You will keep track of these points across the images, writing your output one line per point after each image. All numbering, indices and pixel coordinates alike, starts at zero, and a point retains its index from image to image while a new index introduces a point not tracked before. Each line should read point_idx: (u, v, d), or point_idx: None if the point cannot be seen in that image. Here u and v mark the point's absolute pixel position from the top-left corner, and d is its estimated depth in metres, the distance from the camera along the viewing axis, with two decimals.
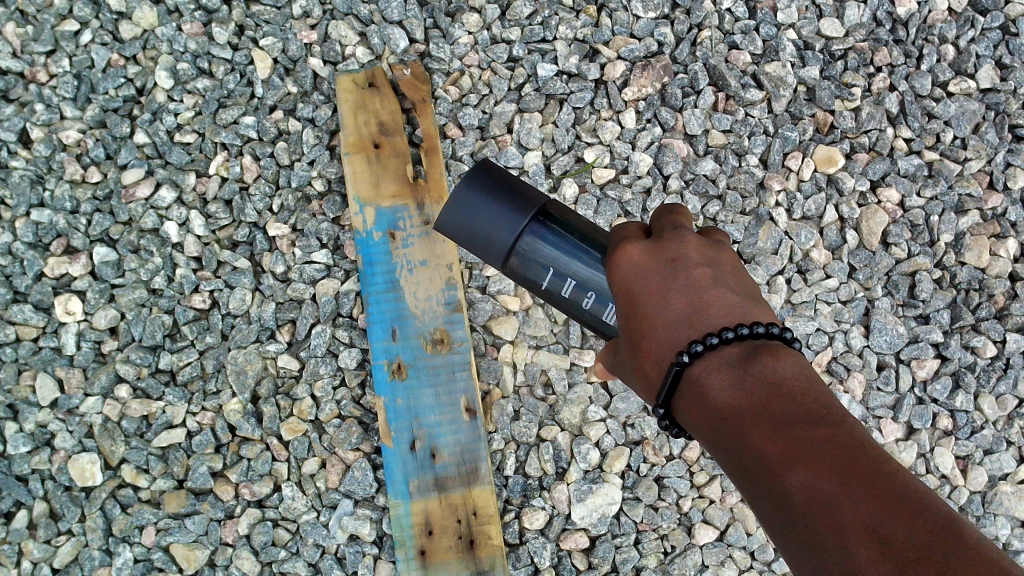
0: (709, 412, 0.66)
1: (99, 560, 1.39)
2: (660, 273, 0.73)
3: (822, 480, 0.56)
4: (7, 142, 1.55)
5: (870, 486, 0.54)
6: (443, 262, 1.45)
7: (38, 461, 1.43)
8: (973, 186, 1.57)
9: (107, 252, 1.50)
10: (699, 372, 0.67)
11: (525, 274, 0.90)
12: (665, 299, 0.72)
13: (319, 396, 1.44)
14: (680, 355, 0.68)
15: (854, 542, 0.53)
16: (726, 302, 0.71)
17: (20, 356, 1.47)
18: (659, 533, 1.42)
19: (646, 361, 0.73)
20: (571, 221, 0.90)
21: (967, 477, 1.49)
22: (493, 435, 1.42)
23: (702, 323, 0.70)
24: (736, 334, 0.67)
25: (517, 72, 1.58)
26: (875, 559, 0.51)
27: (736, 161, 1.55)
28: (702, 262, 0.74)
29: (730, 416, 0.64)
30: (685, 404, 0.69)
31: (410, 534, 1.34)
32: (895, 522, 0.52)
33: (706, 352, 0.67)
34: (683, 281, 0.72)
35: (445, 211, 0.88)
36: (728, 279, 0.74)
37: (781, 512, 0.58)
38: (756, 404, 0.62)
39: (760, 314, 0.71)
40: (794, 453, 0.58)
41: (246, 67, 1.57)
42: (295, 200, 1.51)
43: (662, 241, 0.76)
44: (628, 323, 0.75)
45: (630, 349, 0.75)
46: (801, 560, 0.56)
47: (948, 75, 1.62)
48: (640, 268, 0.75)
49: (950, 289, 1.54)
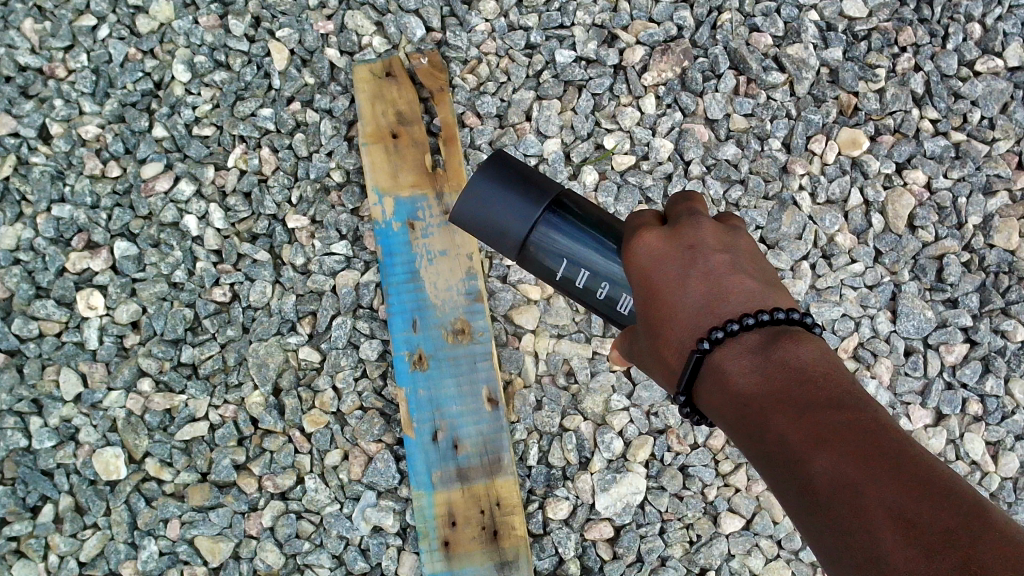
0: (731, 399, 0.64)
1: (124, 553, 1.40)
2: (678, 260, 0.72)
3: (847, 465, 0.54)
4: (28, 138, 1.56)
5: (895, 470, 0.52)
6: (463, 252, 1.45)
7: (63, 455, 1.44)
8: (1002, 167, 1.54)
9: (128, 246, 1.50)
10: (721, 359, 0.66)
11: (540, 266, 0.89)
12: (685, 287, 0.70)
13: (340, 388, 1.43)
14: (700, 342, 0.66)
15: (881, 527, 0.51)
16: (745, 288, 0.69)
17: (44, 351, 1.48)
18: (684, 522, 1.41)
19: (667, 349, 0.71)
20: (586, 210, 0.89)
21: (999, 463, 1.46)
22: (515, 425, 1.41)
23: (722, 310, 0.68)
24: (756, 320, 0.65)
25: (535, 59, 1.57)
26: (902, 543, 0.50)
27: (759, 146, 1.53)
28: (719, 249, 0.72)
29: (752, 403, 0.62)
30: (707, 391, 0.67)
31: (433, 526, 1.34)
32: (921, 504, 0.50)
33: (727, 338, 0.66)
34: (702, 268, 0.71)
35: (459, 202, 0.87)
36: (747, 265, 0.72)
37: (806, 498, 0.56)
38: (780, 392, 0.61)
39: (780, 300, 0.69)
40: (818, 438, 0.56)
41: (263, 59, 1.57)
42: (314, 191, 1.50)
43: (679, 227, 0.74)
44: (646, 310, 0.73)
45: (650, 337, 0.73)
46: (826, 545, 0.55)
47: (975, 54, 1.59)
48: (657, 255, 0.73)
49: (979, 272, 1.51)
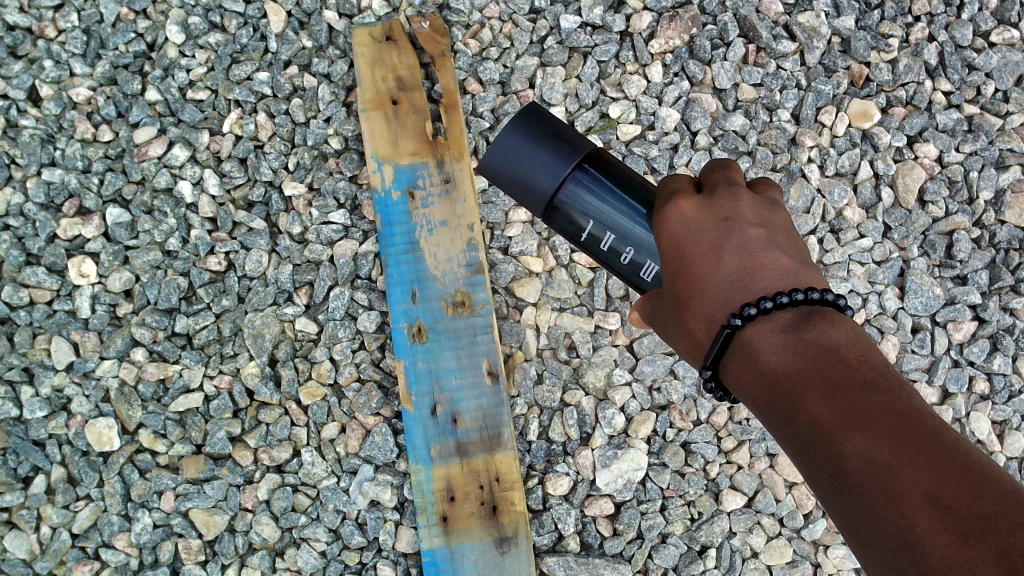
0: (760, 377, 0.61)
1: (118, 525, 1.38)
2: (713, 231, 0.68)
3: (881, 448, 0.50)
4: (17, 100, 1.52)
5: (931, 453, 0.49)
6: (464, 223, 1.41)
7: (54, 425, 1.41)
8: (1015, 141, 1.50)
9: (121, 213, 1.47)
10: (751, 336, 0.62)
11: (565, 225, 0.85)
12: (718, 258, 0.67)
13: (338, 359, 1.40)
14: (732, 318, 0.63)
15: (915, 513, 0.47)
16: (780, 264, 0.66)
17: (35, 319, 1.45)
18: (685, 499, 1.39)
19: (696, 323, 0.68)
20: (618, 171, 0.85)
21: (1004, 443, 1.45)
22: (515, 399, 1.39)
23: (755, 286, 0.65)
24: (791, 298, 0.61)
25: (539, 24, 1.51)
26: (937, 529, 0.46)
27: (767, 116, 1.49)
28: (756, 222, 0.69)
29: (783, 382, 0.58)
30: (735, 368, 0.64)
31: (431, 500, 1.33)
32: (958, 490, 0.47)
33: (759, 316, 0.62)
34: (739, 240, 0.67)
35: (489, 154, 0.83)
36: (783, 242, 0.69)
37: (836, 480, 0.53)
38: (814, 369, 0.57)
39: (814, 279, 0.66)
40: (852, 419, 0.52)
41: (259, 21, 1.52)
42: (311, 157, 1.46)
43: (716, 197, 0.70)
44: (675, 280, 0.70)
45: (677, 307, 0.70)
46: (855, 528, 0.52)
47: (991, 24, 1.54)
48: (691, 223, 0.70)
49: (989, 249, 1.48)
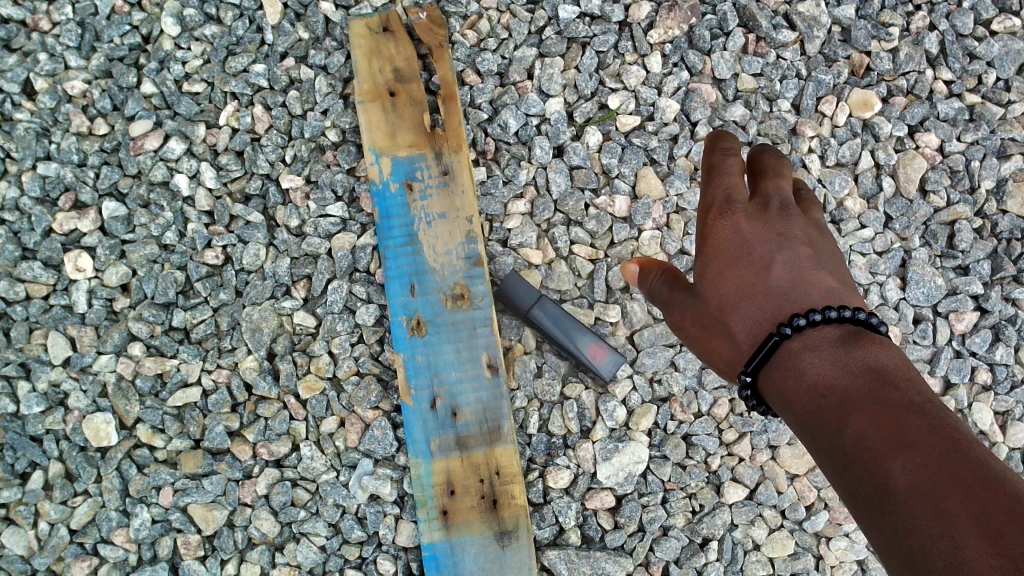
0: (803, 386, 0.77)
1: (116, 521, 1.37)
2: (768, 242, 0.94)
3: (926, 465, 0.62)
4: (11, 93, 1.50)
5: (979, 479, 0.59)
6: (463, 215, 1.40)
7: (52, 421, 1.40)
8: (1016, 131, 1.50)
9: (117, 207, 1.46)
10: (799, 348, 0.81)
11: None
12: (773, 266, 0.92)
13: (336, 353, 1.39)
14: (784, 326, 0.82)
15: (965, 531, 0.57)
16: (824, 283, 0.91)
17: (31, 314, 1.43)
18: (687, 491, 1.38)
19: (745, 315, 0.90)
20: None
21: (1007, 433, 1.44)
22: (515, 392, 1.38)
23: (803, 300, 0.88)
24: (837, 316, 0.81)
25: (538, 15, 1.50)
26: (981, 546, 0.56)
27: (767, 107, 1.49)
28: (802, 243, 0.95)
29: (824, 391, 0.75)
30: (777, 378, 0.82)
31: (431, 494, 1.32)
32: (1002, 512, 0.56)
33: (807, 326, 0.82)
34: (785, 258, 0.93)
35: None
36: (821, 260, 0.96)
37: (877, 489, 0.64)
38: (860, 381, 0.73)
39: (850, 298, 0.90)
40: (895, 434, 0.65)
41: (256, 13, 1.51)
42: (308, 150, 1.45)
43: (770, 217, 0.96)
44: (734, 273, 0.93)
45: (730, 297, 0.93)
46: (889, 531, 0.63)
47: (991, 13, 1.54)
48: (745, 237, 0.95)
49: (991, 239, 1.47)
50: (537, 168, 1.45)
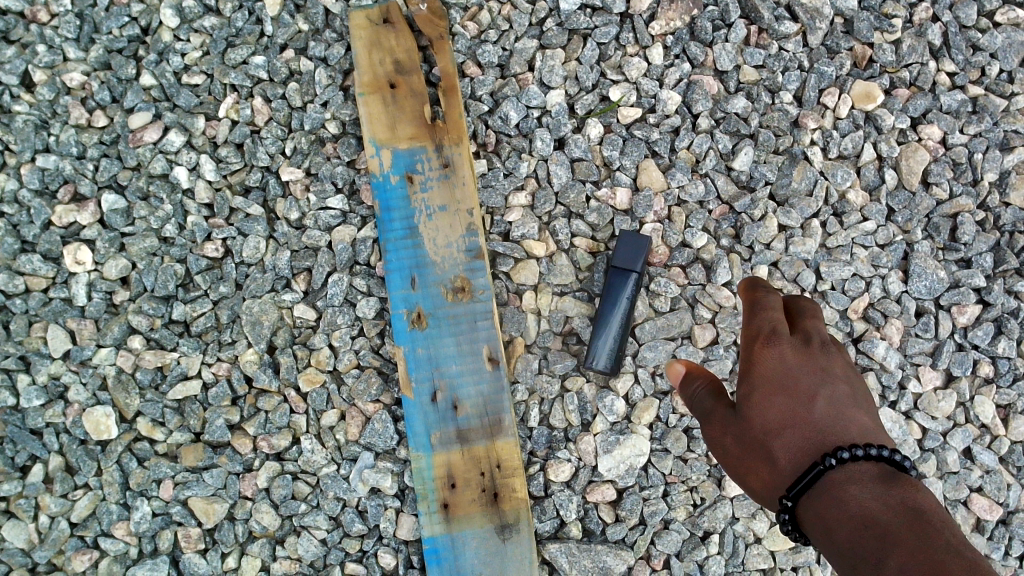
0: (846, 515, 0.86)
1: (117, 514, 1.37)
2: (811, 375, 1.01)
3: None
4: (9, 85, 1.49)
5: None
6: (464, 208, 1.39)
7: (52, 414, 1.40)
8: (1019, 123, 1.49)
9: (116, 200, 1.45)
10: (841, 479, 0.89)
11: None
12: (817, 399, 0.99)
13: (336, 346, 1.39)
14: (830, 458, 0.90)
15: None
16: (861, 420, 0.98)
17: (31, 307, 1.43)
18: (688, 485, 1.38)
19: (785, 444, 0.97)
20: None
21: (1009, 427, 1.43)
22: (516, 386, 1.38)
23: (842, 434, 0.95)
24: (878, 455, 0.90)
25: (538, 6, 1.49)
26: None
27: (769, 98, 1.48)
28: (840, 378, 1.03)
29: (868, 522, 0.83)
30: (817, 504, 0.89)
31: (432, 488, 1.32)
32: None
33: (850, 462, 0.90)
34: (826, 393, 1.00)
35: None
36: (854, 396, 1.03)
37: None
38: (901, 521, 0.82)
39: (882, 439, 0.97)
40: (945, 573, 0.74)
41: (254, 4, 1.49)
42: (308, 142, 1.44)
43: (812, 349, 1.03)
44: (776, 401, 1.00)
45: (771, 424, 0.99)
46: None
47: (995, 4, 1.53)
48: (790, 367, 1.01)
49: (994, 231, 1.47)
50: (538, 161, 1.45)
